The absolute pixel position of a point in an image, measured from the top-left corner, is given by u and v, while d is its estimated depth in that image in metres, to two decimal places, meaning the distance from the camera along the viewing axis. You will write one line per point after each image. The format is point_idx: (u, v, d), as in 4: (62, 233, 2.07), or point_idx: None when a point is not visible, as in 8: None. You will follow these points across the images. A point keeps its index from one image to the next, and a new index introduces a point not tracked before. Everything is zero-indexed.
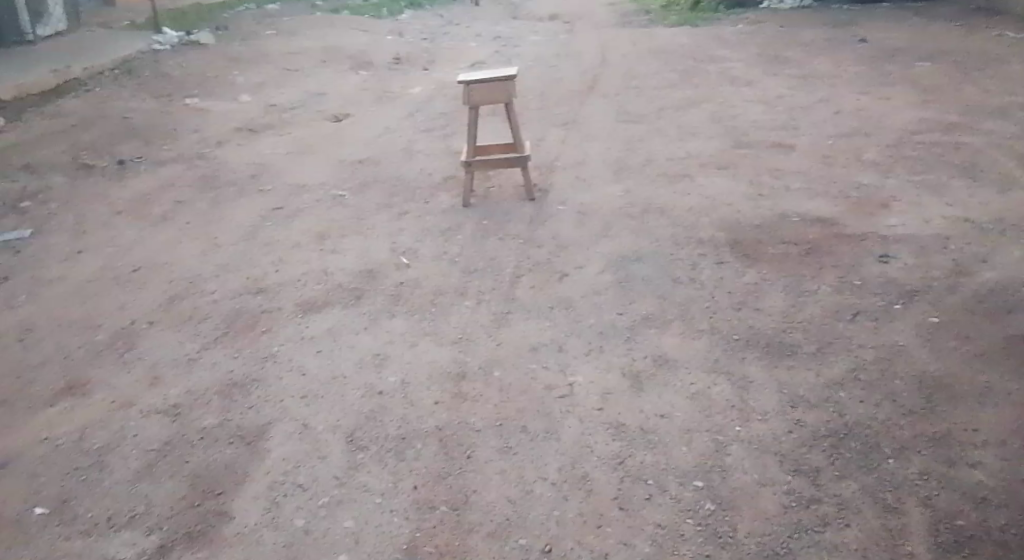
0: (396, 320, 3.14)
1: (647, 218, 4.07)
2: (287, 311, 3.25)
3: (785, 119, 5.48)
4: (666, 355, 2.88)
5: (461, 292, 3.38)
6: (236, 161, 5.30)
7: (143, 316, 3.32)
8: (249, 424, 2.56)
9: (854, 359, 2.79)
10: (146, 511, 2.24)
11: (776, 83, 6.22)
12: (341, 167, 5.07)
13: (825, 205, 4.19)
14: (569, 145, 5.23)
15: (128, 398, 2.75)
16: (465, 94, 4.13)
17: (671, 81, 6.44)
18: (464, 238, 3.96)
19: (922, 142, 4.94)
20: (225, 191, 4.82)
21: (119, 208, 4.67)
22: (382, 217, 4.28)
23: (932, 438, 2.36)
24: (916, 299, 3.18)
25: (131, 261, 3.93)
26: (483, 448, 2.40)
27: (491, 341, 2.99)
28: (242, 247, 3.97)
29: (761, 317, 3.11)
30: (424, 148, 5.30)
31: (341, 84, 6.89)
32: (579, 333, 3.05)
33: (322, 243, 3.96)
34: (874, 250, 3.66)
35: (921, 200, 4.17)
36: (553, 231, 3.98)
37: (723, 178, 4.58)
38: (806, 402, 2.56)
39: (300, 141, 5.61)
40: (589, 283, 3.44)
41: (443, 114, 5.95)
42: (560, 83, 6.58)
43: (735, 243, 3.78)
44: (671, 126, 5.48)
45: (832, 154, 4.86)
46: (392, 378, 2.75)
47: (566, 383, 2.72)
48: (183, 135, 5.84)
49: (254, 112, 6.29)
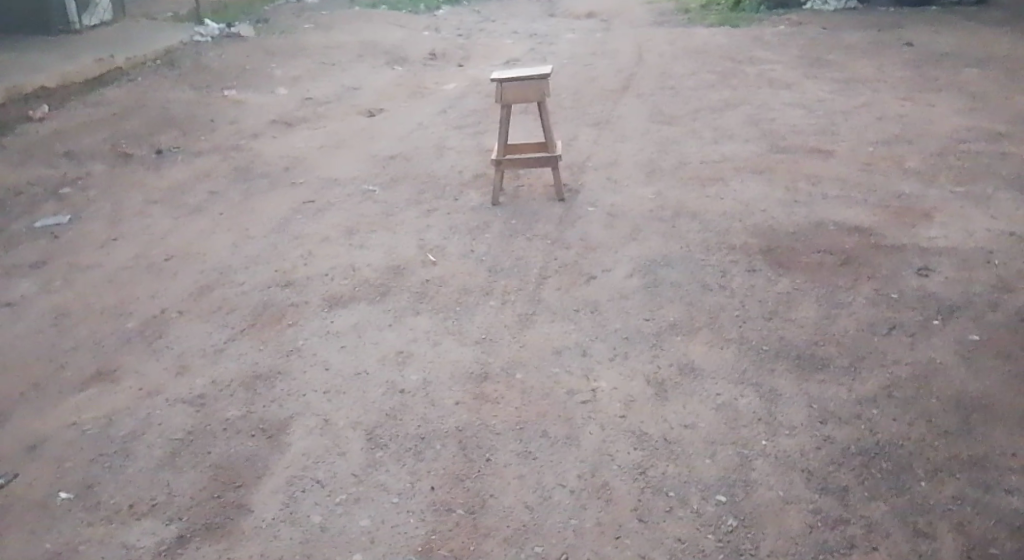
0: (420, 318, 3.13)
1: (678, 222, 4.01)
2: (313, 304, 3.26)
3: (824, 124, 5.36)
4: (693, 364, 2.83)
5: (486, 292, 3.36)
6: (270, 153, 5.35)
7: (173, 305, 3.35)
8: (272, 416, 2.56)
9: (889, 375, 2.71)
10: (167, 500, 2.26)
11: (816, 87, 6.09)
12: (372, 162, 5.08)
13: (863, 214, 4.09)
14: (601, 145, 5.17)
15: (155, 386, 2.77)
16: (498, 93, 4.09)
17: (708, 82, 6.35)
18: (492, 236, 3.94)
19: (967, 151, 4.80)
20: (258, 183, 4.86)
21: (155, 197, 4.73)
22: (412, 213, 4.27)
23: (968, 461, 2.28)
24: (956, 315, 3.08)
25: (165, 250, 3.97)
26: (503, 451, 2.37)
27: (515, 343, 2.96)
28: (272, 239, 4.00)
29: (792, 328, 3.03)
30: (455, 144, 5.29)
31: (376, 79, 6.91)
32: (604, 337, 3.00)
33: (351, 238, 3.97)
34: (913, 261, 3.56)
35: (965, 212, 4.05)
36: (582, 233, 3.93)
37: (757, 182, 4.50)
38: (836, 419, 2.50)
39: (333, 135, 5.64)
40: (617, 286, 3.40)
41: (476, 111, 5.93)
42: (595, 82, 6.52)
43: (768, 250, 3.70)
44: (706, 128, 5.39)
45: (872, 161, 4.74)
46: (414, 376, 2.74)
47: (590, 388, 2.69)
48: (220, 126, 5.90)
49: (289, 104, 6.34)
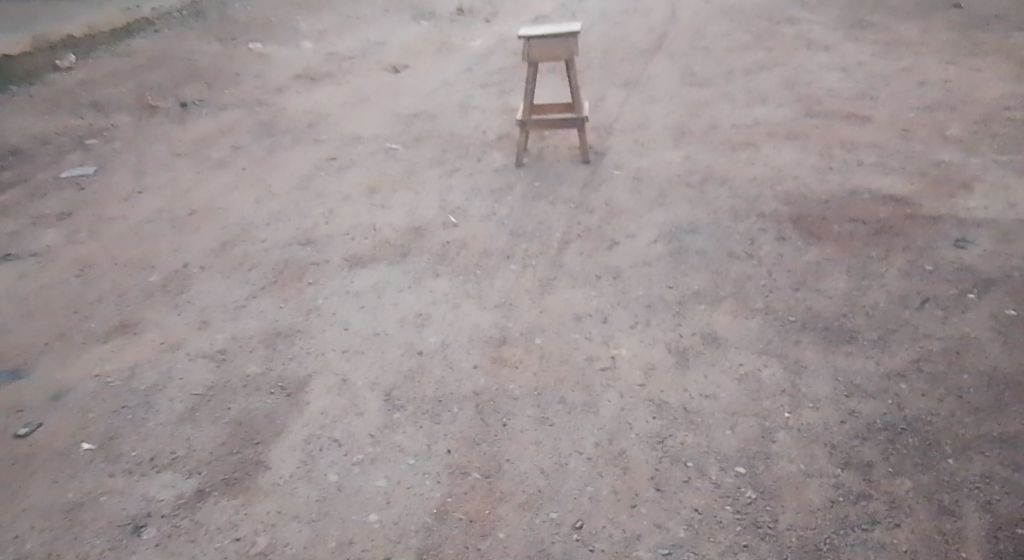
0: (441, 280, 3.10)
1: (705, 188, 3.92)
2: (333, 263, 3.24)
3: (862, 88, 5.18)
4: (717, 333, 2.78)
5: (508, 255, 3.32)
6: (294, 109, 5.30)
7: (195, 260, 3.35)
8: (290, 375, 2.56)
9: (919, 350, 2.63)
10: (187, 454, 2.28)
11: (855, 50, 5.88)
12: (397, 120, 5.02)
13: (899, 182, 3.96)
14: (630, 107, 5.05)
15: (177, 341, 2.78)
16: (525, 51, 3.99)
17: (742, 43, 6.16)
18: (516, 198, 3.88)
19: (1012, 119, 4.61)
20: (282, 139, 4.83)
21: (179, 151, 4.72)
22: (435, 173, 4.22)
23: (998, 439, 2.21)
24: (992, 290, 2.98)
25: (188, 204, 3.97)
26: (520, 416, 2.35)
27: (535, 307, 2.93)
28: (295, 196, 3.98)
29: (820, 300, 2.96)
30: (481, 103, 5.20)
31: (402, 35, 6.79)
32: (626, 304, 2.96)
33: (373, 197, 3.93)
34: (950, 233, 3.44)
35: (1006, 183, 3.90)
36: (607, 197, 3.86)
37: (790, 148, 4.37)
38: (862, 393, 2.44)
39: (358, 91, 5.57)
40: (641, 252, 3.33)
41: (502, 70, 5.82)
42: (625, 41, 6.35)
43: (798, 219, 3.60)
44: (739, 91, 5.24)
45: (910, 128, 4.58)
46: (433, 339, 2.72)
47: (610, 355, 2.65)
48: (245, 80, 5.86)
49: (315, 59, 6.27)
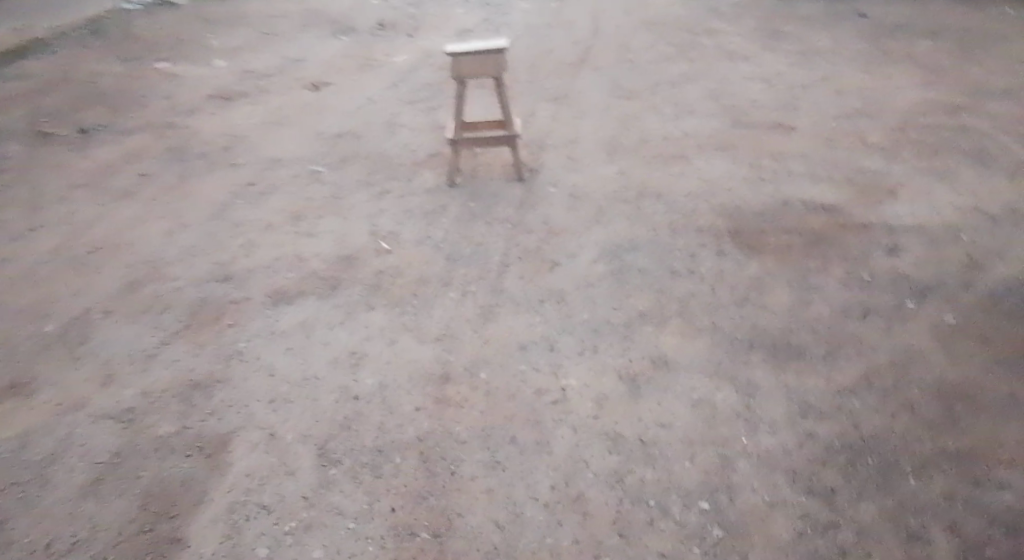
0: (375, 313, 2.91)
1: (642, 203, 3.85)
2: (255, 301, 3.00)
3: (784, 98, 5.25)
4: (666, 356, 2.68)
5: (445, 282, 3.15)
6: (208, 131, 5.00)
7: (99, 304, 3.06)
8: (210, 431, 2.32)
9: (868, 362, 2.59)
10: (91, 537, 2.04)
11: (774, 60, 5.97)
12: (319, 140, 4.79)
13: (829, 191, 3.99)
14: (560, 122, 4.97)
15: (78, 399, 2.50)
16: (452, 68, 3.85)
17: (666, 55, 6.18)
18: (450, 220, 3.72)
19: (928, 125, 4.74)
20: (194, 165, 4.53)
21: (80, 181, 4.37)
22: (362, 196, 4.02)
23: (955, 454, 2.18)
24: (929, 297, 2.99)
25: (90, 240, 3.66)
26: (467, 462, 2.19)
27: (477, 339, 2.77)
28: (211, 227, 3.71)
29: (766, 315, 2.91)
30: (408, 121, 5.02)
31: (321, 51, 6.54)
32: (571, 330, 2.84)
33: (298, 225, 3.71)
34: (883, 241, 3.47)
35: (930, 188, 3.98)
36: (543, 216, 3.74)
37: (721, 160, 4.36)
38: (817, 412, 2.36)
39: (277, 111, 5.30)
40: (582, 273, 3.23)
41: (428, 85, 5.66)
42: (551, 55, 6.28)
43: (736, 232, 3.57)
44: (667, 103, 5.23)
45: (834, 136, 4.64)
46: (369, 380, 2.52)
47: (558, 387, 2.52)
48: (152, 102, 5.51)
49: (228, 78, 5.96)
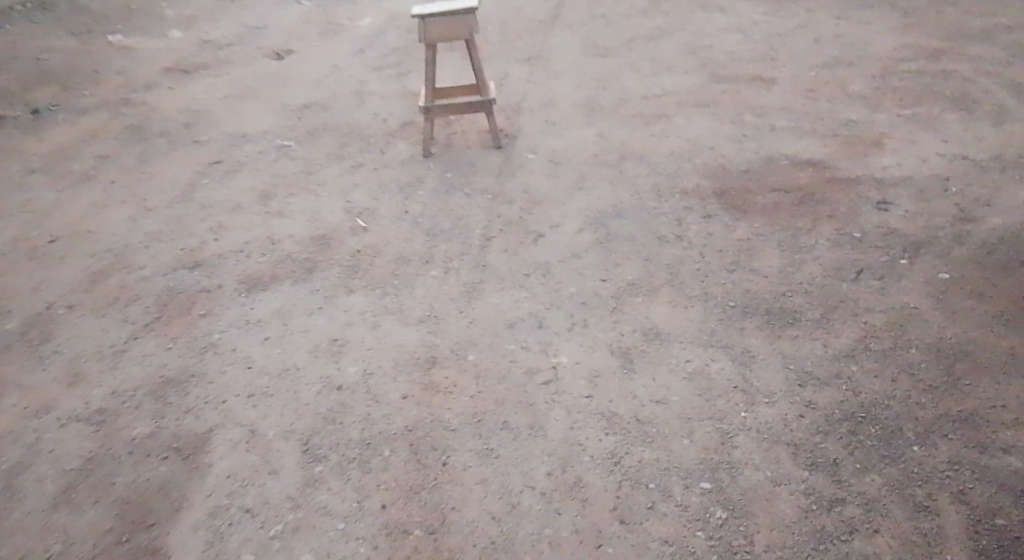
0: (354, 297, 2.79)
1: (625, 166, 3.74)
2: (228, 288, 2.86)
3: (763, 49, 5.12)
4: (658, 329, 2.60)
5: (426, 259, 3.04)
6: (169, 107, 4.79)
7: (61, 298, 2.90)
8: (186, 432, 2.21)
9: (864, 325, 2.53)
10: (65, 550, 1.93)
11: (750, 9, 5.81)
12: (286, 113, 4.59)
13: (814, 145, 3.90)
14: (535, 84, 4.81)
15: (44, 403, 2.37)
16: (421, 31, 3.67)
17: (639, 8, 6.01)
18: (427, 193, 3.59)
19: (908, 72, 4.64)
20: (156, 144, 4.33)
21: (34, 167, 4.16)
22: (335, 171, 3.87)
23: (958, 418, 2.13)
24: (922, 252, 2.93)
25: (49, 229, 3.48)
26: (459, 451, 2.11)
27: (462, 319, 2.67)
28: (177, 210, 3.55)
29: (758, 280, 2.83)
30: (377, 89, 4.83)
31: (282, 17, 6.27)
32: (559, 305, 2.75)
33: (269, 204, 3.55)
34: (872, 196, 3.39)
35: (915, 138, 3.90)
36: (524, 185, 3.62)
37: (702, 117, 4.25)
38: (815, 379, 2.30)
39: (239, 83, 5.08)
40: (567, 244, 3.12)
41: (396, 50, 5.45)
42: (521, 13, 6.07)
43: (722, 193, 3.47)
44: (643, 60, 5.08)
45: (815, 88, 4.53)
46: (352, 369, 2.41)
47: (550, 367, 2.43)
48: (108, 78, 5.26)
49: (186, 50, 5.71)
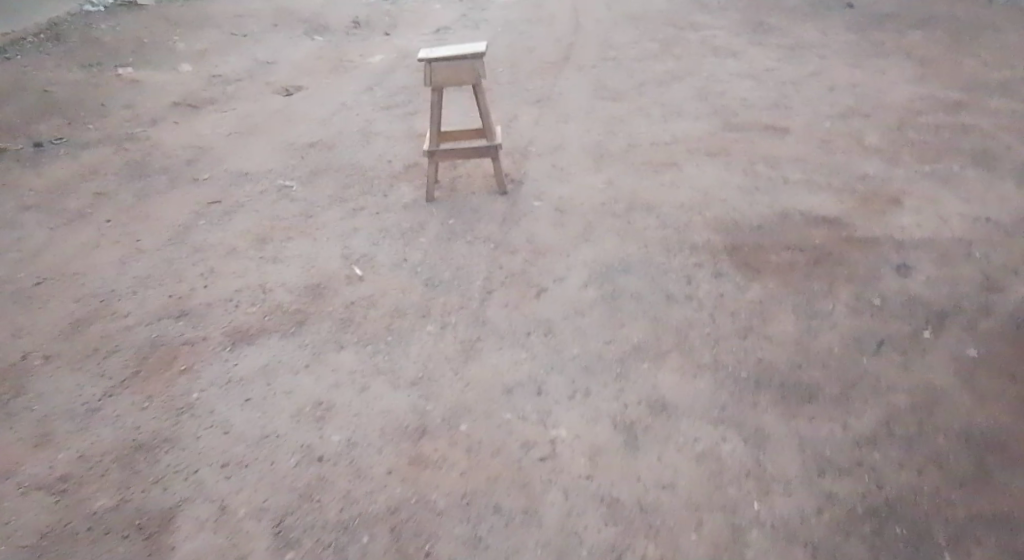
0: (344, 354, 2.64)
1: (633, 217, 3.60)
2: (213, 341, 2.72)
3: (776, 97, 5.01)
4: (665, 400, 2.44)
5: (422, 313, 2.89)
6: (172, 142, 4.71)
7: (40, 347, 2.77)
8: (153, 506, 2.06)
9: (888, 405, 2.37)
10: None
11: (763, 55, 5.72)
12: (289, 151, 4.49)
13: (830, 200, 3.76)
14: (543, 127, 4.71)
15: (7, 467, 2.23)
16: (427, 75, 3.56)
17: (651, 51, 5.92)
18: (428, 240, 3.46)
19: (926, 125, 4.51)
20: (155, 180, 4.24)
21: (30, 204, 4.07)
22: (334, 213, 3.75)
23: (994, 522, 2.00)
24: (946, 323, 2.77)
25: (37, 270, 3.37)
26: (445, 540, 1.96)
27: (457, 383, 2.51)
28: (169, 252, 3.43)
29: (772, 348, 2.67)
30: (383, 129, 4.73)
31: (292, 52, 6.23)
32: (561, 368, 2.60)
33: (263, 248, 3.43)
34: (892, 257, 3.24)
35: (936, 195, 3.75)
36: (528, 234, 3.49)
37: (714, 166, 4.12)
38: (835, 467, 2.16)
39: (244, 119, 5.00)
40: (571, 300, 2.98)
41: (404, 88, 5.37)
42: (531, 54, 6.00)
43: (735, 249, 3.33)
44: (654, 104, 4.98)
45: (830, 139, 4.40)
46: (336, 438, 2.25)
47: (548, 440, 2.27)
48: (113, 112, 5.20)
49: (194, 83, 5.66)
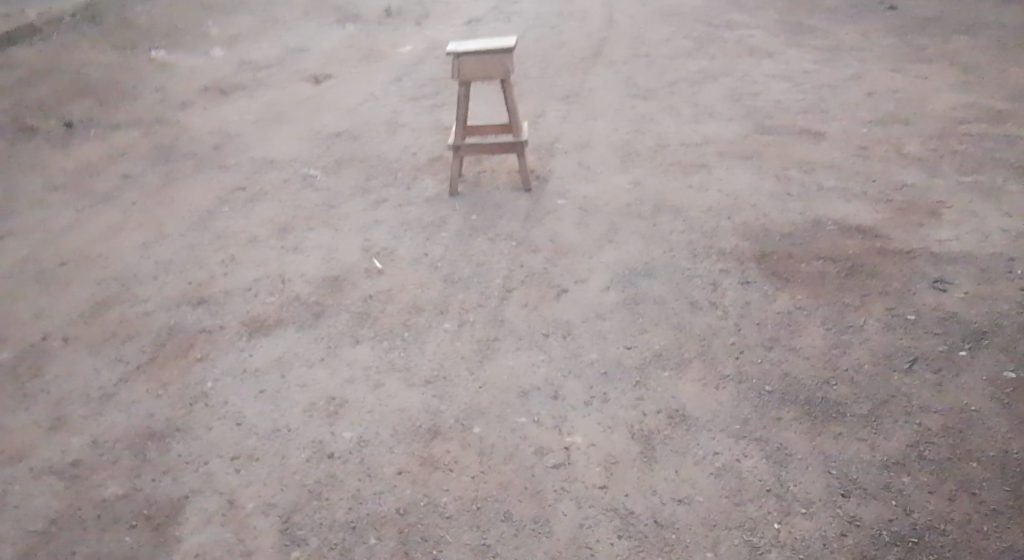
0: (360, 348, 2.61)
1: (659, 219, 3.52)
2: (229, 330, 2.70)
3: (812, 100, 4.88)
4: (685, 411, 2.38)
5: (440, 310, 2.85)
6: (200, 127, 4.71)
7: (59, 329, 2.77)
8: (161, 497, 2.04)
9: (917, 428, 2.29)
10: None
11: (800, 57, 5.59)
12: (315, 140, 4.47)
13: (864, 210, 3.64)
14: (571, 124, 4.64)
15: (19, 449, 2.22)
16: (455, 68, 3.51)
17: (685, 49, 5.81)
18: (449, 235, 3.41)
19: (968, 134, 4.36)
20: (182, 165, 4.24)
21: (58, 184, 4.09)
22: (357, 204, 3.71)
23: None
24: (982, 343, 2.67)
25: (60, 251, 3.38)
26: (452, 546, 1.92)
27: (472, 383, 2.47)
28: (192, 238, 3.42)
29: (799, 361, 2.59)
30: (410, 120, 4.69)
31: (323, 40, 6.21)
32: (579, 373, 2.54)
33: (284, 237, 3.41)
34: (927, 272, 3.13)
35: (975, 208, 3.63)
36: (552, 232, 3.43)
37: (745, 170, 4.02)
38: (861, 489, 2.08)
39: (272, 106, 4.98)
40: (592, 303, 2.91)
41: (433, 79, 5.33)
42: (562, 49, 5.92)
43: (763, 257, 3.24)
44: (686, 104, 4.88)
45: (866, 145, 4.28)
46: (347, 435, 2.22)
47: (563, 447, 2.22)
48: (144, 95, 5.21)
49: (225, 68, 5.66)
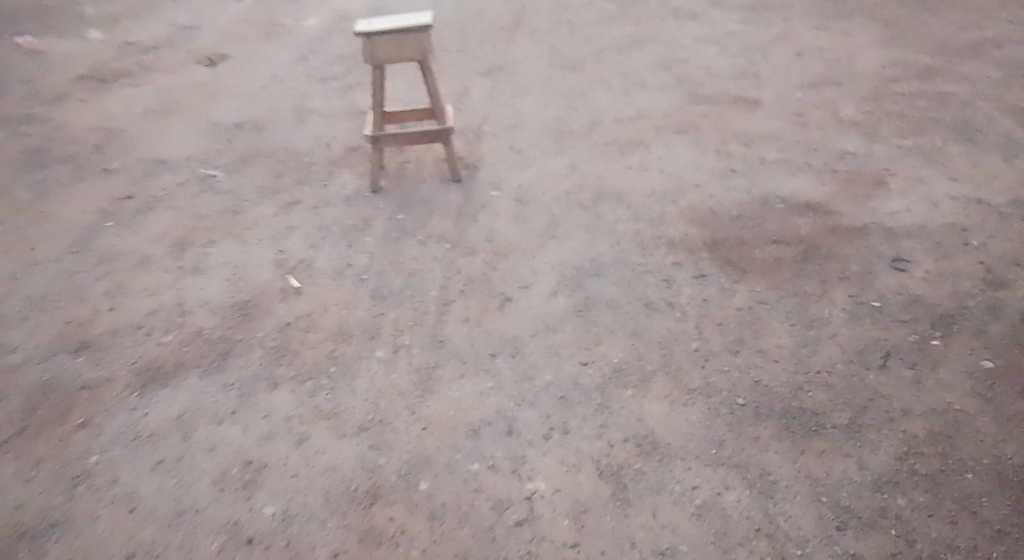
0: (279, 395, 2.28)
1: (602, 208, 3.24)
2: (118, 384, 2.37)
3: (743, 64, 4.67)
4: (654, 436, 2.13)
5: (370, 335, 2.50)
6: (79, 123, 4.15)
7: None
8: None
9: (904, 437, 2.11)
10: None
11: (726, 17, 5.36)
12: (213, 133, 3.98)
13: (811, 183, 3.45)
14: (496, 102, 4.29)
15: None
16: (366, 50, 3.11)
17: (607, 13, 5.51)
18: (374, 239, 3.04)
19: (902, 94, 4.22)
20: (57, 171, 3.70)
21: None
22: (267, 208, 3.29)
23: None
24: (954, 329, 2.51)
25: None
26: None
27: (414, 426, 2.17)
28: (71, 263, 2.95)
29: (769, 366, 2.37)
30: (320, 105, 4.23)
31: (217, 15, 5.60)
32: (533, 400, 2.25)
33: (182, 255, 2.97)
34: (885, 250, 2.96)
35: (922, 175, 3.48)
36: (487, 230, 3.10)
37: (684, 146, 3.77)
38: (856, 519, 1.91)
39: (161, 96, 4.43)
40: (540, 312, 2.62)
41: (341, 56, 4.86)
42: (479, 17, 5.52)
43: (716, 244, 3.00)
44: (614, 74, 4.59)
45: (804, 111, 4.09)
46: (269, 511, 1.97)
47: (524, 499, 1.98)
48: (10, 89, 4.57)
49: (105, 53, 5.03)
